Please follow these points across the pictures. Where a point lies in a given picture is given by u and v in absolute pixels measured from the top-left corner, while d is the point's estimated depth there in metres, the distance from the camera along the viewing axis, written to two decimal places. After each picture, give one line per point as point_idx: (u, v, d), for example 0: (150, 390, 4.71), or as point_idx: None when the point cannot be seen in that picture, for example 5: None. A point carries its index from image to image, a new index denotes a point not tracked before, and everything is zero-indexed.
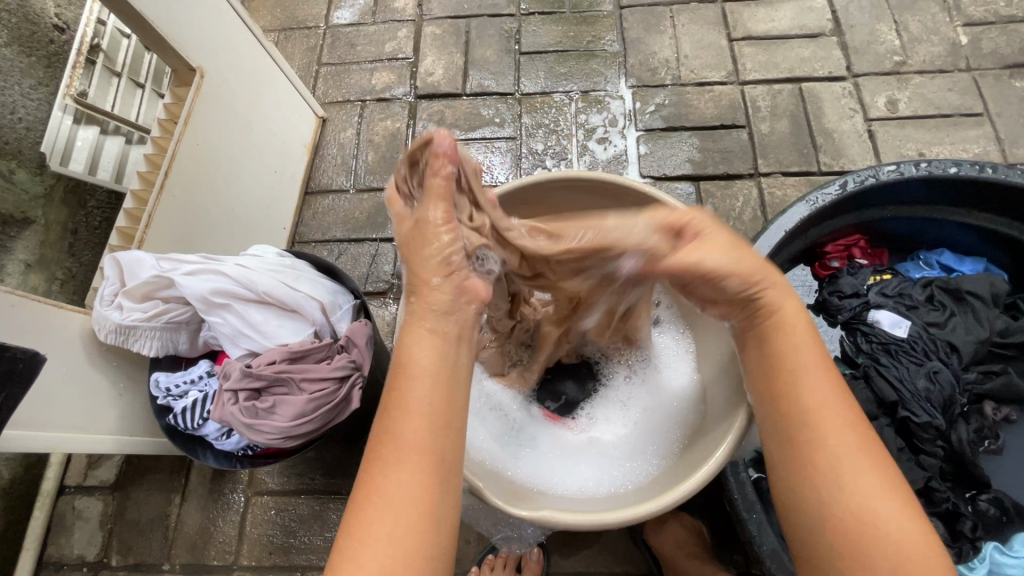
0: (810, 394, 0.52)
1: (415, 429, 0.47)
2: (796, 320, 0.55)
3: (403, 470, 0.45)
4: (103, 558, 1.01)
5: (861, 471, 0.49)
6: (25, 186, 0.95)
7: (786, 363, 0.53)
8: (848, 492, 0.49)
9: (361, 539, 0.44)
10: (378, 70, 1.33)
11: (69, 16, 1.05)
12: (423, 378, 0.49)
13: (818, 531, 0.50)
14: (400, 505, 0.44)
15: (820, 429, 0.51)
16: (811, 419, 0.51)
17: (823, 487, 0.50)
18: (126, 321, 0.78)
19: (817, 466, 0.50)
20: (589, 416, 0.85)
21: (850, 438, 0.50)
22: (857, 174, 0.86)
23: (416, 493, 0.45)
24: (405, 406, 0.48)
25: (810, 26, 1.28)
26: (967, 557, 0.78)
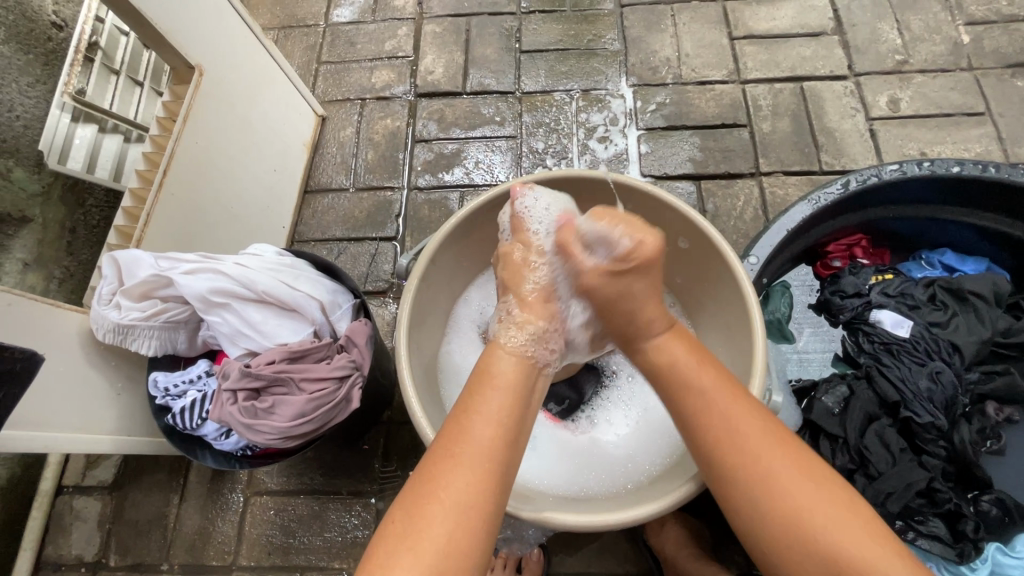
0: (718, 419, 0.57)
1: (485, 429, 0.55)
2: (676, 358, 0.61)
3: (468, 465, 0.52)
4: (101, 558, 1.00)
5: (781, 481, 0.53)
6: (23, 185, 0.95)
7: (689, 399, 0.59)
8: (780, 505, 0.53)
9: (421, 518, 0.49)
10: (378, 68, 1.32)
11: (66, 13, 1.03)
12: (498, 391, 0.58)
13: (765, 545, 0.53)
14: (459, 499, 0.50)
15: (738, 449, 0.55)
16: (723, 446, 0.56)
17: (758, 505, 0.53)
18: (124, 320, 0.77)
19: (743, 486, 0.54)
20: (590, 418, 0.82)
21: (765, 450, 0.55)
22: (859, 174, 0.86)
23: (478, 487, 0.51)
24: (476, 411, 0.56)
25: (811, 25, 1.28)
26: (970, 558, 0.78)
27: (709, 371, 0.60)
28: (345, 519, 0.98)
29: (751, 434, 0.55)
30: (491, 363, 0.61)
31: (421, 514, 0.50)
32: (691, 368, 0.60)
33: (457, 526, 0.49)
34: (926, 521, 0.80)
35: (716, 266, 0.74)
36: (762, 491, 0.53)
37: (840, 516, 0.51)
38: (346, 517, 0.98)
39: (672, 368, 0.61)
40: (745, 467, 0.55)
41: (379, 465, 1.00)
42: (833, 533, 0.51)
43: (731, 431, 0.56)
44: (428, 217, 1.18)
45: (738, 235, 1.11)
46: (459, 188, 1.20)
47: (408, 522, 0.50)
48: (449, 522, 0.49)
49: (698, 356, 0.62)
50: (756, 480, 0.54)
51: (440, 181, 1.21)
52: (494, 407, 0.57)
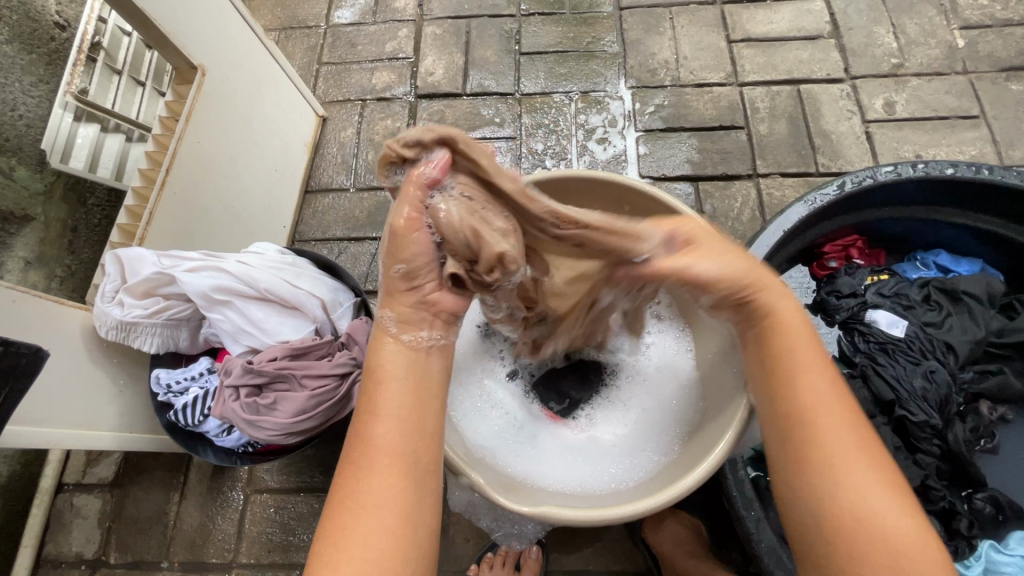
0: (810, 392, 0.54)
1: (384, 432, 0.52)
2: (789, 321, 0.57)
3: (376, 478, 0.50)
4: (100, 556, 1.00)
5: (859, 466, 0.51)
6: (25, 183, 0.95)
7: (790, 366, 0.55)
8: (851, 488, 0.50)
9: (336, 537, 0.48)
10: (379, 69, 1.33)
11: (69, 14, 1.04)
12: (390, 388, 0.54)
13: (814, 523, 0.51)
14: (371, 517, 0.48)
15: (822, 425, 0.53)
16: (813, 420, 0.53)
17: (822, 484, 0.51)
18: (127, 318, 0.77)
19: (817, 463, 0.52)
20: (590, 416, 0.84)
21: (847, 432, 0.52)
22: (854, 175, 0.87)
23: (390, 496, 0.49)
24: (376, 426, 0.52)
25: (808, 28, 1.29)
26: (964, 555, 0.80)
27: (816, 350, 0.56)
28: None
29: (839, 418, 0.53)
30: (376, 356, 0.56)
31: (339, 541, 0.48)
32: (793, 334, 0.56)
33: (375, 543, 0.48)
34: None
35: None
36: (832, 470, 0.51)
37: (896, 511, 0.50)
38: None
39: (785, 330, 0.57)
40: (822, 446, 0.52)
41: None
42: (891, 526, 0.49)
43: (823, 410, 0.53)
44: None
45: (736, 236, 1.12)
46: None
47: (326, 542, 0.48)
48: (366, 539, 0.48)
49: (809, 329, 0.57)
50: (828, 457, 0.52)
51: None
52: (392, 403, 0.53)
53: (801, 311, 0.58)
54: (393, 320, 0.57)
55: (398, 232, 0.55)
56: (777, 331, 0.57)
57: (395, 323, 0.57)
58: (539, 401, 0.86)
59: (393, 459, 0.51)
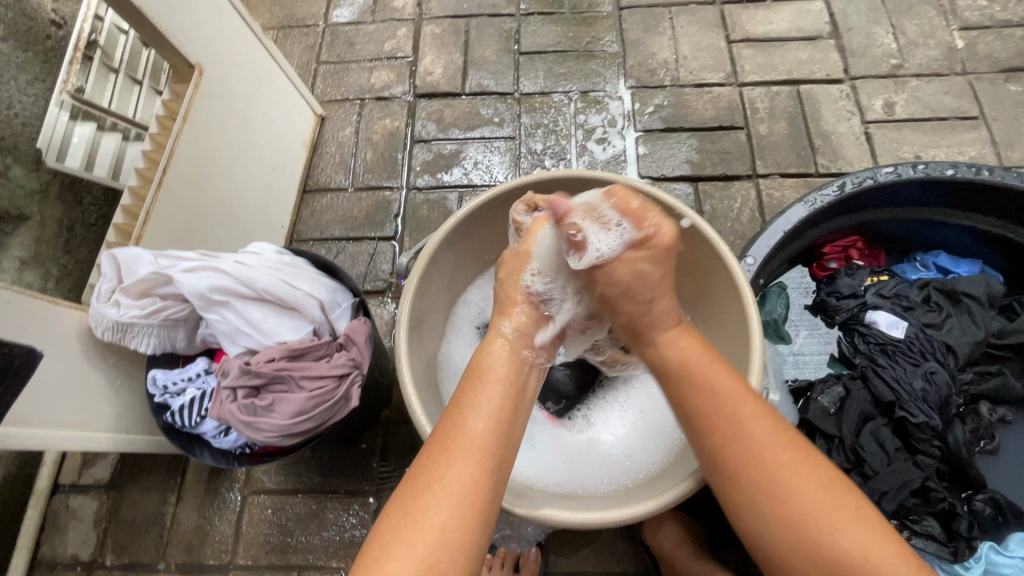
0: (727, 416, 0.58)
1: (481, 424, 0.56)
2: (690, 354, 0.63)
3: (465, 460, 0.53)
4: (97, 557, 1.00)
5: (794, 478, 0.54)
6: (21, 182, 0.94)
7: (699, 395, 0.60)
8: (786, 500, 0.53)
9: (414, 510, 0.51)
10: (377, 68, 1.33)
11: (66, 11, 1.01)
12: (490, 383, 0.60)
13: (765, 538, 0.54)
14: (452, 493, 0.51)
15: (742, 445, 0.56)
16: (725, 444, 0.57)
17: (760, 503, 0.54)
18: (124, 318, 0.77)
19: (748, 483, 0.55)
20: (585, 417, 0.84)
21: (773, 445, 0.56)
22: (855, 176, 0.86)
23: (470, 482, 0.52)
24: (470, 417, 0.57)
25: (808, 29, 1.29)
26: (964, 556, 0.78)
27: (726, 376, 0.60)
28: (342, 518, 0.98)
29: (763, 434, 0.56)
30: (485, 358, 0.63)
31: (415, 507, 0.51)
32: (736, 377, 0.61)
33: (452, 521, 0.50)
34: (921, 520, 0.80)
35: (708, 258, 0.74)
36: (767, 487, 0.54)
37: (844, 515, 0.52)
38: (343, 516, 0.98)
39: (687, 363, 0.62)
40: (750, 462, 0.56)
41: (377, 464, 1.00)
42: (838, 531, 0.51)
43: (733, 433, 0.57)
44: (426, 217, 1.18)
45: (735, 237, 1.12)
46: (458, 188, 1.20)
47: (402, 514, 0.51)
48: (443, 513, 0.50)
49: (710, 355, 0.63)
50: (759, 474, 0.55)
51: (439, 181, 1.21)
52: (492, 401, 0.58)
53: (697, 343, 0.64)
54: (511, 329, 0.67)
55: (508, 273, 0.71)
56: (674, 366, 0.63)
57: (514, 331, 0.67)
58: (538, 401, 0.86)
59: (486, 448, 0.55)
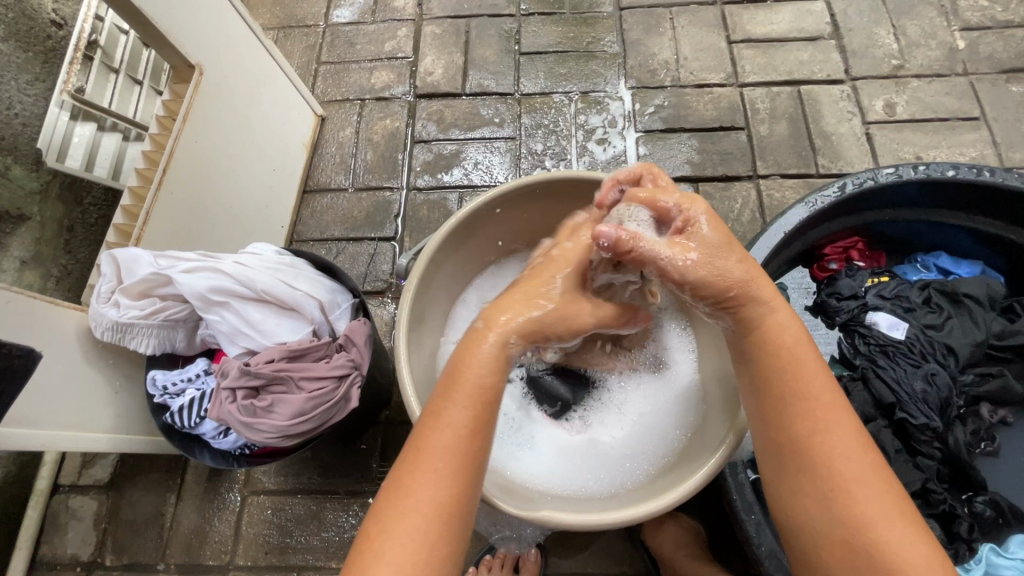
0: (809, 418, 0.53)
1: (457, 431, 0.51)
2: (788, 342, 0.55)
3: (446, 465, 0.50)
4: (96, 557, 1.00)
5: (864, 495, 0.50)
6: (22, 183, 0.94)
7: (790, 388, 0.54)
8: (853, 514, 0.50)
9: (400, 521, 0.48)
10: (378, 69, 1.33)
11: (66, 12, 1.03)
12: (470, 392, 0.53)
13: (816, 545, 0.51)
14: (432, 501, 0.48)
15: (820, 453, 0.52)
16: (807, 445, 0.52)
17: (824, 511, 0.51)
18: (123, 319, 0.77)
19: (816, 490, 0.51)
20: (584, 418, 0.83)
21: (850, 459, 0.51)
22: (855, 177, 0.86)
23: (448, 490, 0.49)
24: (450, 413, 0.52)
25: (809, 30, 1.29)
26: (964, 558, 0.79)
27: (820, 374, 0.54)
28: (342, 518, 0.98)
29: (841, 444, 0.52)
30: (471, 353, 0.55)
31: (393, 519, 0.48)
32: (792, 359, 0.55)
33: (428, 534, 0.47)
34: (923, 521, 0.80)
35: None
36: (836, 499, 0.50)
37: (907, 543, 0.48)
38: (343, 516, 0.98)
39: (782, 351, 0.55)
40: (821, 470, 0.51)
41: (377, 465, 1.00)
42: (902, 556, 0.47)
43: (819, 439, 0.52)
44: (426, 217, 1.18)
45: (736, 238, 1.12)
46: (458, 189, 1.20)
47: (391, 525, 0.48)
48: (417, 522, 0.48)
49: (811, 350, 0.56)
50: (832, 485, 0.51)
51: (439, 182, 1.21)
52: (465, 410, 0.52)
53: (799, 326, 0.56)
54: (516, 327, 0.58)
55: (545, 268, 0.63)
56: (769, 352, 0.55)
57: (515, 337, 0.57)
58: (534, 402, 0.84)
59: (463, 448, 0.51)
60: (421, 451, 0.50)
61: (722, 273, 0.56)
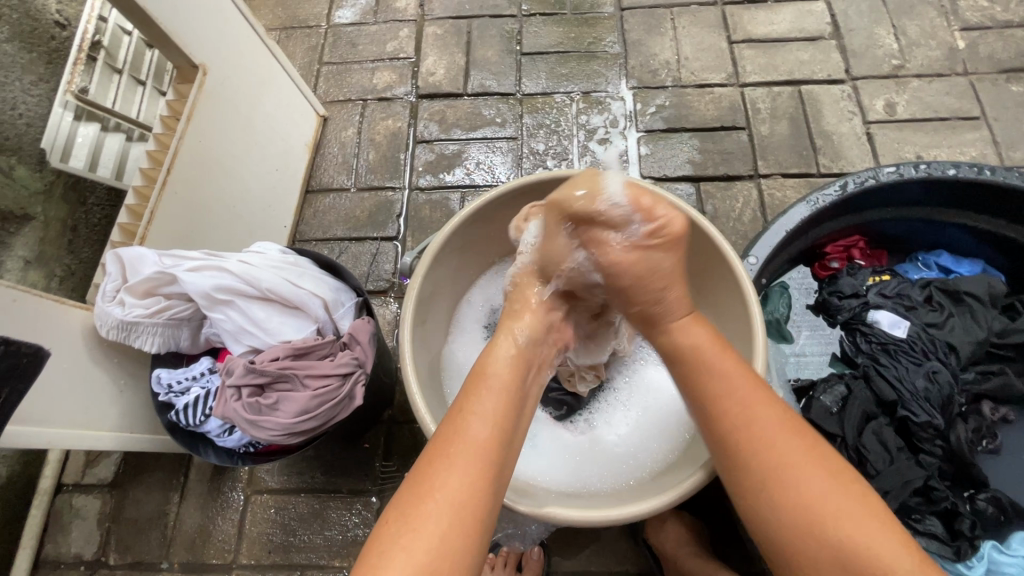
0: (740, 416, 0.55)
1: (483, 426, 0.53)
2: (701, 353, 0.58)
3: (464, 461, 0.51)
4: (100, 557, 1.00)
5: (806, 474, 0.52)
6: (26, 183, 0.95)
7: (712, 393, 0.56)
8: (795, 499, 0.52)
9: (416, 514, 0.48)
10: (380, 69, 1.33)
11: (70, 12, 1.03)
12: (494, 388, 0.56)
13: (773, 536, 0.53)
14: (457, 495, 0.49)
15: (755, 448, 0.54)
16: (740, 444, 0.55)
17: (769, 505, 0.53)
18: (128, 317, 0.77)
19: (761, 484, 0.53)
20: (589, 418, 0.83)
21: (786, 444, 0.53)
22: (857, 176, 0.87)
23: (474, 485, 0.50)
24: (474, 415, 0.54)
25: (809, 30, 1.29)
26: (966, 556, 0.79)
27: (740, 374, 0.57)
28: (345, 517, 0.99)
29: (773, 432, 0.54)
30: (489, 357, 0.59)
31: (414, 511, 0.49)
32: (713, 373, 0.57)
33: (450, 532, 0.48)
34: (924, 519, 0.80)
35: (719, 270, 0.74)
36: (780, 489, 0.52)
37: (848, 509, 0.51)
38: (346, 515, 0.99)
39: (698, 362, 0.58)
40: (761, 463, 0.54)
41: (380, 464, 1.01)
42: (848, 525, 0.50)
43: (750, 433, 0.54)
44: (428, 217, 1.19)
45: (737, 237, 1.12)
46: (460, 189, 1.20)
47: (401, 521, 0.48)
48: (440, 513, 0.48)
49: (723, 348, 0.58)
50: (773, 475, 0.53)
51: (441, 181, 1.21)
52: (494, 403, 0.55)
53: (702, 331, 0.59)
54: (525, 333, 0.62)
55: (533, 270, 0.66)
56: (687, 365, 0.58)
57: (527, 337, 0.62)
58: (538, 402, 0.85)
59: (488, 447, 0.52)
60: (441, 446, 0.52)
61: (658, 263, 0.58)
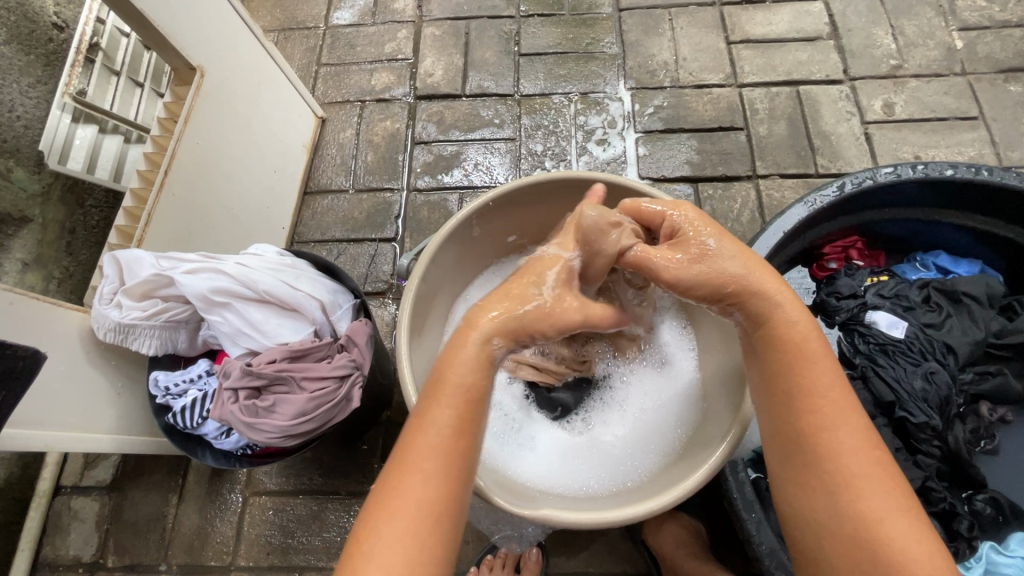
0: (816, 415, 0.53)
1: (446, 434, 0.50)
2: (794, 335, 0.56)
3: (430, 468, 0.49)
4: (98, 559, 1.00)
5: (872, 491, 0.51)
6: (23, 185, 0.95)
7: (797, 384, 0.55)
8: (859, 511, 0.50)
9: (383, 523, 0.47)
10: (378, 70, 1.33)
11: (68, 14, 1.04)
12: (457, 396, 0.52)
13: (823, 546, 0.52)
14: (418, 504, 0.48)
15: (827, 452, 0.53)
16: (810, 441, 0.53)
17: (828, 508, 0.52)
18: (125, 320, 0.77)
19: (821, 489, 0.52)
20: (585, 420, 0.83)
21: (853, 453, 0.52)
22: (854, 177, 0.86)
23: (438, 494, 0.49)
24: (436, 414, 0.51)
25: (807, 30, 1.29)
26: (964, 556, 0.80)
27: (831, 372, 0.55)
28: (344, 519, 0.99)
29: (847, 439, 0.52)
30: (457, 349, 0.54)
31: (380, 523, 0.47)
32: (807, 354, 0.55)
33: (416, 540, 0.47)
34: None
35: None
36: (845, 496, 0.51)
37: (910, 535, 0.49)
38: (344, 517, 0.99)
39: (788, 345, 0.55)
40: (826, 467, 0.52)
41: (378, 466, 1.01)
42: (903, 548, 0.48)
43: (820, 433, 0.53)
44: (427, 218, 1.19)
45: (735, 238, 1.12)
46: (458, 190, 1.20)
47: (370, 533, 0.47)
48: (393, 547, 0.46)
49: (819, 340, 0.56)
50: (839, 484, 0.52)
51: (439, 183, 1.21)
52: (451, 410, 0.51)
53: (807, 318, 0.56)
54: (498, 342, 0.55)
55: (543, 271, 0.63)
56: (780, 345, 0.56)
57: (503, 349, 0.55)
58: (534, 404, 0.85)
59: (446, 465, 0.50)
60: (407, 451, 0.50)
61: (717, 272, 0.57)
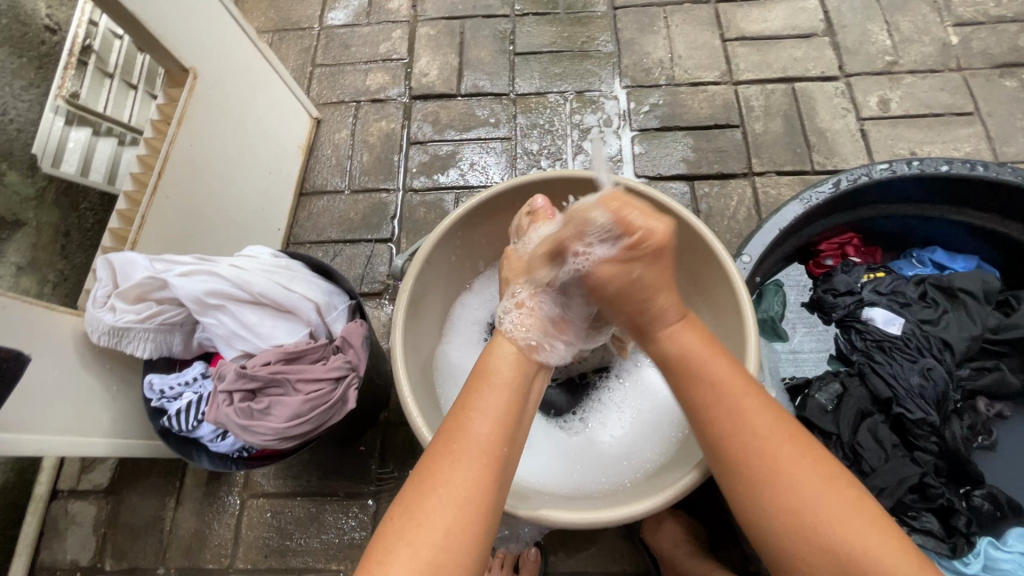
0: (726, 416, 0.56)
1: (484, 426, 0.54)
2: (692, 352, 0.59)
3: (468, 458, 0.51)
4: (96, 563, 1.00)
5: (792, 476, 0.52)
6: (17, 188, 0.94)
7: (697, 390, 0.58)
8: (788, 508, 0.51)
9: (420, 510, 0.49)
10: (373, 71, 1.33)
11: (60, 17, 1.01)
12: (495, 386, 0.58)
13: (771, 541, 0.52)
14: (460, 492, 0.50)
15: (755, 452, 0.54)
16: (738, 443, 0.54)
17: (764, 508, 0.52)
18: (119, 323, 0.77)
19: (756, 493, 0.53)
20: (583, 421, 0.83)
21: (780, 450, 0.53)
22: (849, 173, 0.86)
23: (473, 483, 0.50)
24: (475, 407, 0.55)
25: (802, 27, 1.29)
26: (962, 552, 0.78)
27: (729, 377, 0.58)
28: (342, 521, 0.98)
29: (764, 432, 0.54)
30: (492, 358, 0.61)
31: (417, 512, 0.49)
32: (704, 367, 0.58)
33: (453, 524, 0.48)
34: (919, 515, 0.80)
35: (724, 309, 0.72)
36: (771, 485, 0.52)
37: (850, 514, 0.50)
38: (342, 519, 0.98)
39: (687, 360, 0.59)
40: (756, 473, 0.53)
41: (376, 467, 1.00)
42: (842, 535, 0.49)
43: (747, 431, 0.54)
44: (423, 218, 1.18)
45: (731, 235, 1.12)
46: (454, 190, 1.20)
47: (407, 515, 0.49)
48: (447, 512, 0.49)
49: (715, 351, 0.59)
50: (767, 485, 0.52)
51: (435, 183, 1.21)
52: (496, 403, 0.56)
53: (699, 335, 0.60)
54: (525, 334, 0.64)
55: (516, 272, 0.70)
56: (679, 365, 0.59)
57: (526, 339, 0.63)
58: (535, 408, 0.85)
59: (483, 469, 0.51)
60: (450, 442, 0.53)
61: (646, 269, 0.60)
